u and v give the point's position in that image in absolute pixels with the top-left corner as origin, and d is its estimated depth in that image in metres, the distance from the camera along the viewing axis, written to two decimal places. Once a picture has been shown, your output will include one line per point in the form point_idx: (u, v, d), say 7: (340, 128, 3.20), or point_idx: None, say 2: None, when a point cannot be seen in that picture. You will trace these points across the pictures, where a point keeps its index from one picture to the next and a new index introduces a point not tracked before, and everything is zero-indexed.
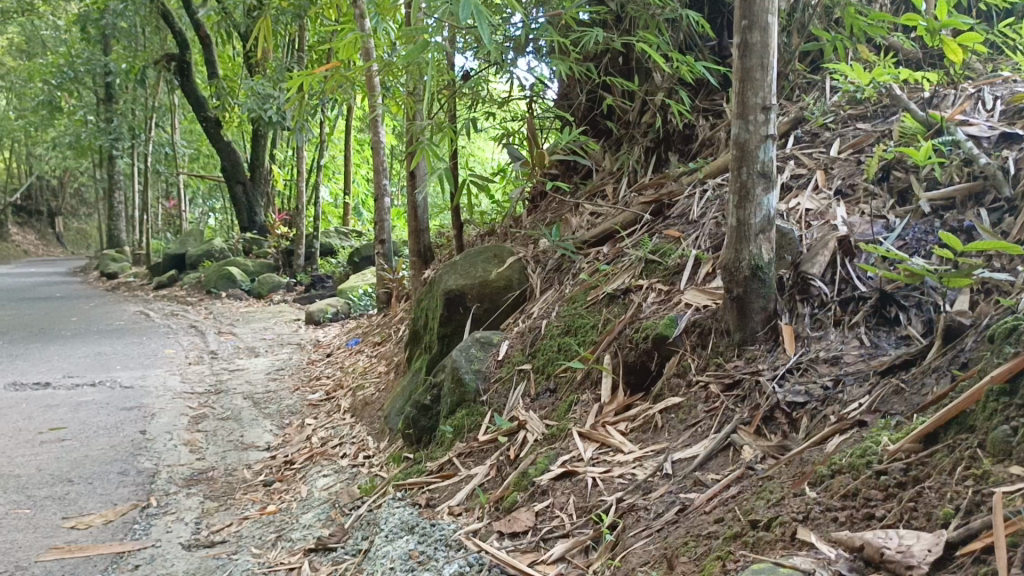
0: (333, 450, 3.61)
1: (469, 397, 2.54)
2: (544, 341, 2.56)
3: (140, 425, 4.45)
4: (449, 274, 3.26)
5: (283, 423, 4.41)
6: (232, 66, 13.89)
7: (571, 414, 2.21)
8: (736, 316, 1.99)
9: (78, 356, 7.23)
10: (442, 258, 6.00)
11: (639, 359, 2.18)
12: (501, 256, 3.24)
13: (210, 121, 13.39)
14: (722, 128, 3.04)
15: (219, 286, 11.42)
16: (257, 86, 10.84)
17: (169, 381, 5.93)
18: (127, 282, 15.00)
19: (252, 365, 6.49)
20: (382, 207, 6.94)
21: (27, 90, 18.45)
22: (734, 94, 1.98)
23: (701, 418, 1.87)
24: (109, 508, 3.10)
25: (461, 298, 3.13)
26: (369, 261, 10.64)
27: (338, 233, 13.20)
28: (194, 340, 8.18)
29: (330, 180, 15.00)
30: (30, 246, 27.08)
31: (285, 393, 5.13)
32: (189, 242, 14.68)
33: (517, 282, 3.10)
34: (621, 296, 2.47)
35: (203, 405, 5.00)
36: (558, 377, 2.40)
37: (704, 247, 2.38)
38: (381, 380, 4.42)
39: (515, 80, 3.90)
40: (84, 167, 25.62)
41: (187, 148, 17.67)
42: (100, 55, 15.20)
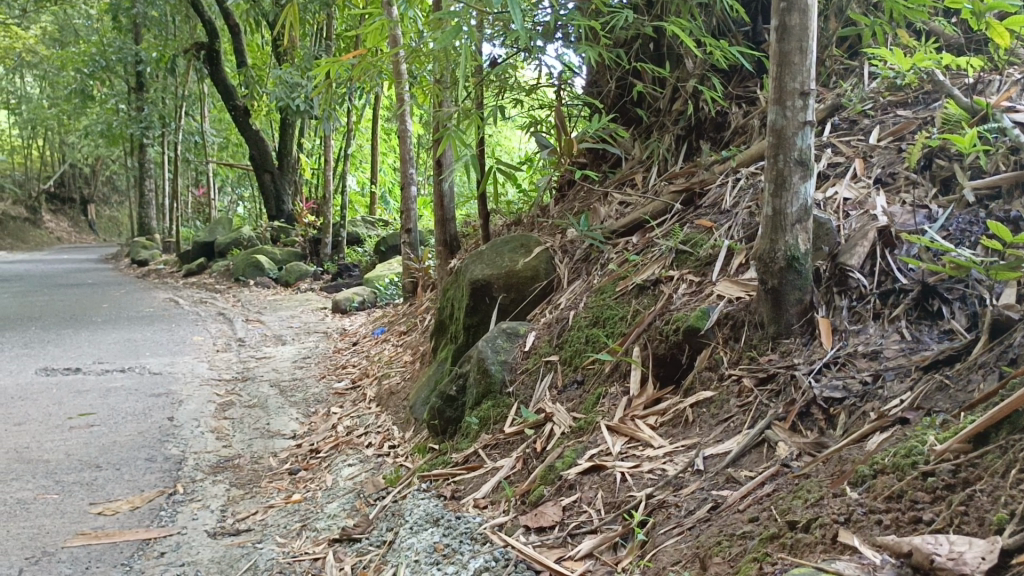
0: (358, 440, 3.60)
1: (495, 389, 2.51)
2: (571, 332, 2.52)
3: (167, 412, 4.48)
4: (476, 263, 3.23)
5: (309, 411, 4.41)
6: (261, 55, 13.94)
7: (599, 406, 2.16)
8: (770, 308, 1.93)
9: (108, 342, 7.31)
10: (468, 247, 5.97)
11: (669, 352, 2.13)
12: (528, 245, 3.20)
13: (239, 110, 13.46)
14: (756, 116, 2.97)
15: (247, 274, 11.49)
16: (285, 75, 10.86)
17: (197, 368, 5.97)
18: (157, 270, 15.15)
19: (279, 353, 6.52)
20: (409, 196, 6.92)
21: (60, 79, 18.68)
22: (771, 78, 1.91)
23: (734, 413, 1.82)
24: (135, 494, 3.12)
25: (487, 288, 3.09)
26: (396, 251, 10.65)
27: (365, 222, 13.22)
28: (222, 327, 8.24)
29: (357, 169, 15.03)
30: (64, 234, 27.48)
31: (311, 382, 5.14)
32: (218, 230, 14.79)
33: (544, 272, 3.06)
34: (651, 286, 2.41)
35: (230, 392, 5.02)
36: (586, 369, 2.36)
37: (738, 238, 2.32)
38: (407, 370, 4.40)
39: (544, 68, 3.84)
40: (116, 156, 25.93)
41: (216, 137, 17.80)
42: (131, 43, 15.33)
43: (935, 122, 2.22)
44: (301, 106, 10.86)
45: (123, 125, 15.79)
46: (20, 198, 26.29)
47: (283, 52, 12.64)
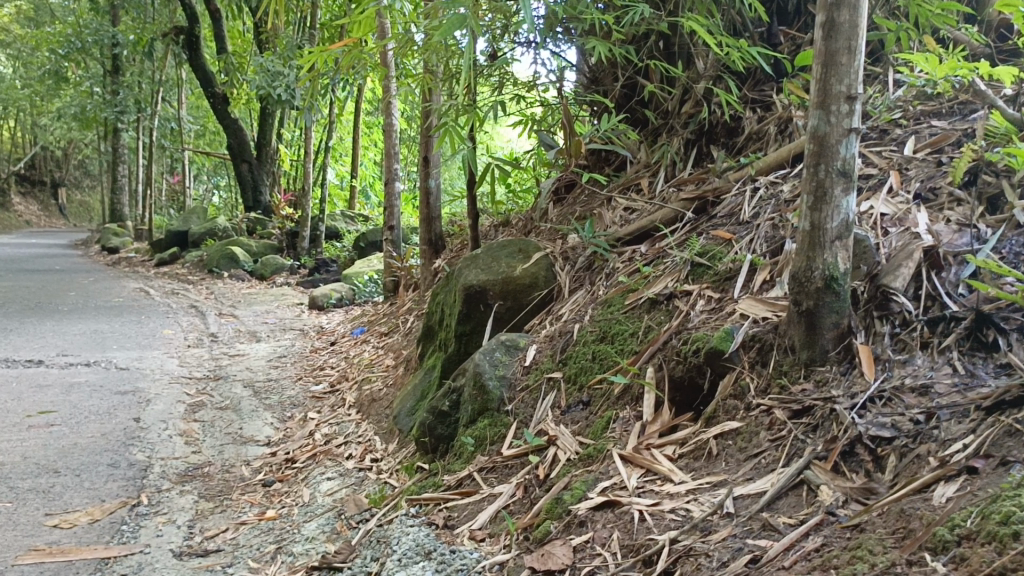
0: (337, 450, 3.39)
1: (492, 406, 2.32)
2: (575, 347, 2.34)
3: (133, 412, 4.24)
4: (470, 268, 3.04)
5: (285, 415, 4.19)
6: (242, 42, 13.64)
7: (609, 432, 1.98)
8: (804, 332, 1.76)
9: (73, 334, 7.01)
10: (454, 248, 5.77)
11: (687, 374, 1.96)
12: (526, 251, 3.01)
13: (218, 97, 13.14)
14: (773, 122, 2.82)
15: (221, 265, 11.19)
16: (267, 63, 10.58)
17: (167, 364, 5.71)
18: (128, 258, 14.76)
19: (253, 351, 6.27)
20: (393, 192, 6.71)
21: (34, 59, 18.21)
22: (813, 80, 1.74)
23: (764, 448, 1.64)
24: (95, 505, 2.89)
25: (482, 295, 2.90)
26: (376, 247, 10.43)
27: (344, 216, 12.96)
28: (194, 320, 7.96)
29: (337, 162, 14.77)
30: (33, 217, 26.95)
31: (287, 383, 4.91)
32: (193, 220, 14.44)
33: (544, 280, 2.88)
34: (665, 301, 2.24)
35: (201, 392, 4.78)
36: (593, 389, 2.18)
37: (760, 251, 2.16)
38: (389, 376, 4.20)
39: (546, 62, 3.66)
40: (89, 140, 25.42)
41: (193, 124, 17.44)
42: (107, 24, 14.92)
43: (977, 134, 2.07)
44: (282, 95, 10.59)
45: (97, 109, 15.37)
46: None
47: (264, 40, 12.34)
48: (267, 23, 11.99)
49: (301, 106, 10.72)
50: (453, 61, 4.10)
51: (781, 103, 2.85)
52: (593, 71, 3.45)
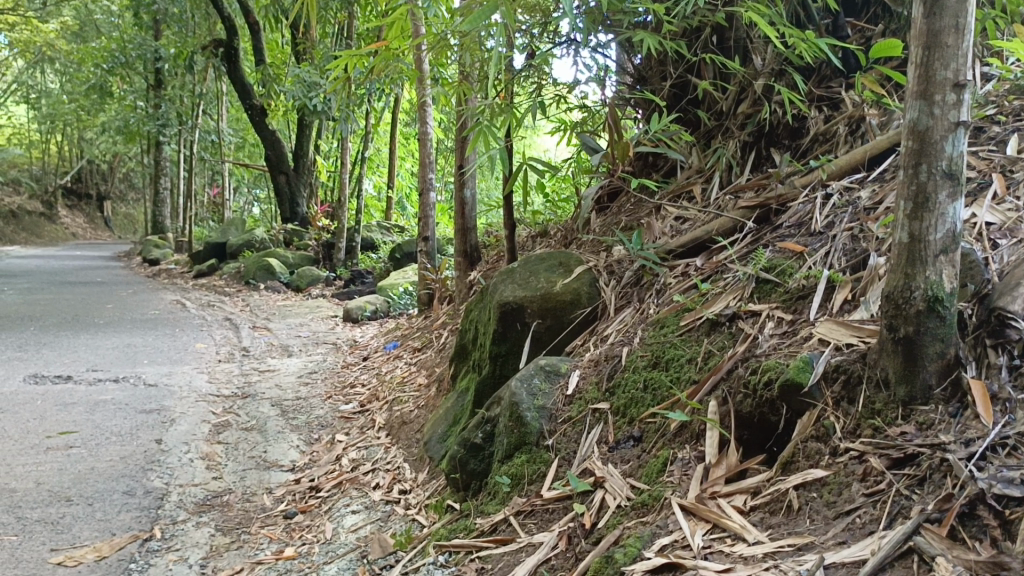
0: (364, 478, 3.16)
1: (530, 440, 2.07)
2: (624, 374, 2.08)
3: (155, 433, 4.06)
4: (506, 283, 2.79)
5: (311, 437, 3.98)
6: (280, 54, 13.62)
7: (666, 476, 1.72)
8: (901, 364, 1.48)
9: (106, 348, 6.91)
10: (490, 260, 5.55)
11: (757, 410, 1.69)
12: (567, 264, 2.76)
13: (256, 109, 13.12)
14: (842, 121, 2.56)
15: (257, 277, 11.11)
16: (303, 73, 10.49)
17: (195, 380, 5.55)
18: (167, 270, 14.80)
19: (284, 366, 6.09)
20: (427, 202, 6.51)
21: (79, 75, 18.48)
22: (912, 64, 1.46)
23: (858, 504, 1.37)
24: (104, 540, 2.69)
25: (519, 312, 2.66)
26: (411, 258, 10.25)
27: (380, 228, 12.82)
28: (227, 334, 7.84)
29: (374, 173, 14.67)
30: (79, 229, 27.46)
31: (316, 402, 4.71)
32: (231, 232, 14.43)
33: (586, 297, 2.62)
34: (727, 322, 1.97)
35: (227, 411, 4.59)
36: (645, 423, 1.92)
37: (839, 267, 1.88)
38: (421, 397, 3.97)
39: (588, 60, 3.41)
40: (133, 154, 25.78)
41: (233, 137, 17.51)
42: (149, 39, 15.03)
43: None
44: (318, 107, 10.48)
45: (138, 123, 15.48)
46: (35, 191, 26.10)
47: (302, 51, 12.29)
48: (305, 34, 11.93)
49: (337, 117, 10.61)
50: (489, 62, 3.87)
51: (852, 100, 2.58)
52: (642, 66, 3.17)
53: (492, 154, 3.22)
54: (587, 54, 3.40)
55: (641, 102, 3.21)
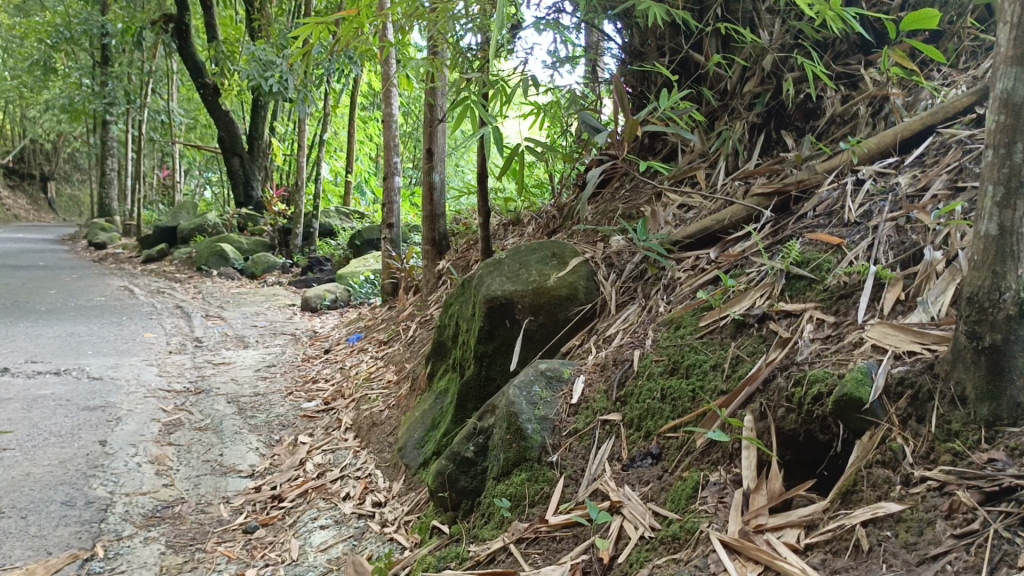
0: (333, 487, 2.89)
1: (532, 457, 1.82)
2: (637, 381, 1.83)
3: (100, 434, 3.72)
4: (493, 276, 2.54)
5: (272, 439, 3.68)
6: (234, 31, 13.11)
7: (699, 503, 1.48)
8: (984, 377, 1.26)
9: (46, 337, 6.48)
10: (459, 248, 5.32)
11: (803, 428, 1.46)
12: (560, 255, 2.51)
13: (209, 88, 12.61)
14: (862, 100, 2.35)
15: (210, 263, 10.66)
16: (259, 51, 10.06)
17: (144, 374, 5.19)
18: (114, 255, 14.21)
19: (240, 359, 5.76)
20: (392, 188, 6.21)
21: (21, 50, 17.66)
22: (1007, 23, 1.24)
23: (948, 548, 1.13)
24: (37, 561, 2.37)
25: (509, 309, 2.43)
26: (372, 246, 9.92)
27: (339, 214, 12.43)
28: (178, 323, 7.45)
29: (332, 158, 14.25)
30: (20, 212, 26.48)
31: (276, 399, 4.41)
32: (182, 215, 13.90)
33: (583, 291, 2.38)
34: (755, 323, 1.74)
35: (179, 409, 4.26)
36: (665, 439, 1.68)
37: (887, 261, 1.67)
38: (392, 396, 3.71)
39: (573, 32, 3.18)
40: (77, 133, 24.82)
41: (183, 118, 16.89)
42: (96, 13, 14.39)
43: None
44: (275, 87, 10.04)
45: (85, 100, 14.82)
46: None
47: (258, 29, 11.84)
48: (261, 11, 11.47)
49: (295, 97, 10.21)
50: (463, 36, 3.59)
51: (873, 78, 2.38)
52: (636, 41, 2.96)
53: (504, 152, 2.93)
54: (572, 26, 3.17)
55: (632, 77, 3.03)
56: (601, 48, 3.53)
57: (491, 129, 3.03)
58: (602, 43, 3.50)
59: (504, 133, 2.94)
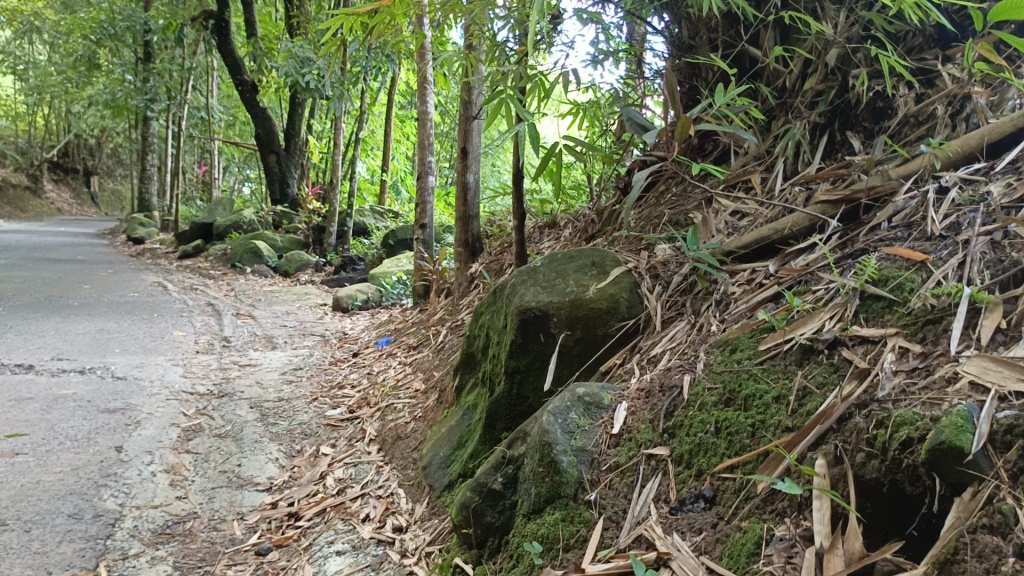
0: (352, 507, 2.72)
1: (566, 494, 1.62)
2: (687, 412, 1.62)
3: (117, 439, 3.59)
4: (527, 286, 2.36)
5: (293, 449, 3.53)
6: (273, 28, 13.08)
7: (761, 563, 1.26)
8: None
9: (76, 334, 6.42)
10: (493, 251, 5.17)
11: (887, 477, 1.24)
12: (601, 264, 2.31)
13: (246, 85, 12.59)
14: (940, 99, 2.11)
15: (244, 260, 10.61)
16: (296, 48, 9.97)
17: (169, 375, 5.08)
18: (151, 250, 14.26)
19: (267, 360, 5.63)
20: (425, 188, 6.05)
21: (66, 46, 17.86)
22: None
23: None
24: None
25: (543, 322, 2.24)
26: (406, 246, 9.79)
27: (373, 213, 12.31)
28: (208, 321, 7.37)
29: (368, 156, 14.17)
30: (63, 205, 26.86)
31: (300, 405, 4.27)
32: (218, 212, 13.91)
33: (625, 304, 2.18)
34: (825, 349, 1.53)
35: (200, 413, 4.13)
36: (719, 480, 1.47)
37: (982, 282, 1.43)
38: (418, 407, 3.54)
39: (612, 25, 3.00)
40: (119, 129, 25.11)
41: (222, 115, 16.95)
42: (139, 10, 14.47)
43: None
44: (312, 84, 9.95)
45: (126, 96, 14.91)
46: (20, 164, 25.38)
47: (296, 26, 11.77)
48: (300, 8, 11.40)
49: (331, 95, 10.11)
50: (500, 32, 3.42)
51: (952, 76, 2.15)
52: (685, 34, 2.75)
53: (544, 153, 2.73)
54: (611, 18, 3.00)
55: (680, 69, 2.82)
56: (644, 42, 3.32)
57: (529, 127, 2.83)
58: (645, 36, 3.29)
59: (547, 134, 2.73)
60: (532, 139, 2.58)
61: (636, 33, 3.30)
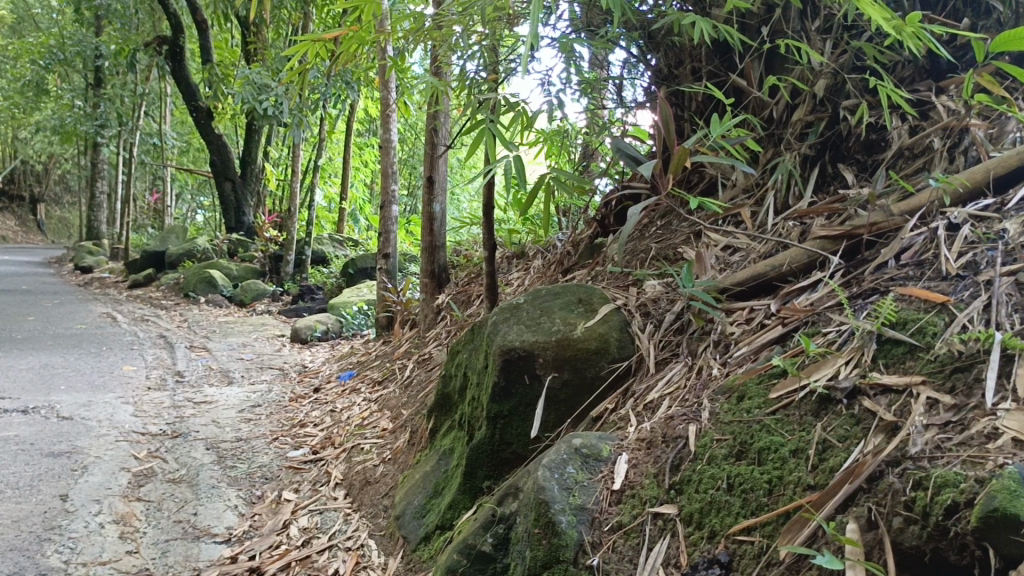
0: (319, 560, 2.54)
1: (566, 558, 1.48)
2: (695, 466, 1.50)
3: (62, 487, 3.35)
4: (509, 325, 2.24)
5: (253, 494, 3.33)
6: (230, 54, 12.87)
7: None
8: None
9: (18, 370, 6.11)
10: (460, 282, 5.07)
11: (929, 545, 1.12)
12: (588, 301, 2.20)
13: (201, 111, 12.33)
14: (935, 132, 2.05)
15: (198, 290, 10.31)
16: (253, 74, 9.77)
17: (119, 413, 4.83)
18: (100, 279, 13.84)
19: (223, 396, 5.40)
20: (388, 217, 5.90)
21: (14, 70, 17.39)
22: None
23: None
24: None
25: (528, 363, 2.12)
26: (366, 274, 9.60)
27: (332, 241, 12.09)
28: (161, 355, 7.09)
29: (327, 183, 13.98)
30: (9, 232, 26.04)
31: (259, 445, 4.06)
32: (171, 240, 13.57)
33: (615, 344, 2.06)
34: (845, 398, 1.42)
35: (153, 456, 3.91)
36: (734, 543, 1.34)
37: (1012, 326, 1.34)
38: (387, 448, 3.38)
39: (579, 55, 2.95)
40: (70, 154, 24.53)
41: (176, 141, 16.62)
42: (91, 35, 14.14)
43: None
44: (269, 111, 9.75)
45: (76, 122, 14.51)
46: None
47: (254, 52, 11.59)
48: (257, 34, 11.22)
49: (289, 122, 9.92)
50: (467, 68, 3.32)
51: (947, 107, 2.08)
52: (665, 63, 2.67)
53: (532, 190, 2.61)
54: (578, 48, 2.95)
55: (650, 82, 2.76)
56: (608, 68, 3.27)
57: (513, 159, 2.71)
58: (606, 60, 3.25)
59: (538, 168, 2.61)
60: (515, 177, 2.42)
61: (597, 60, 3.25)
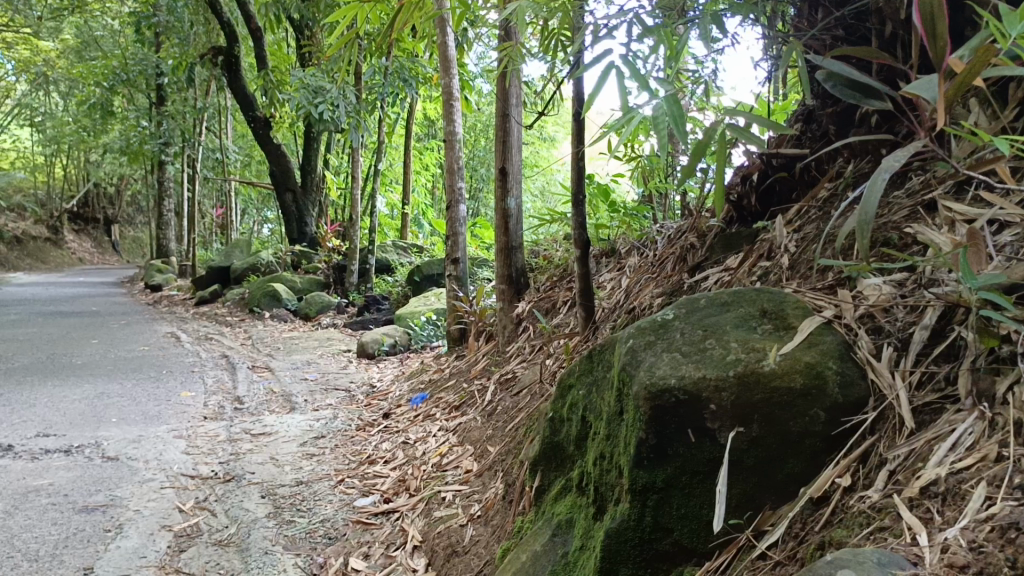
0: None
1: None
2: None
3: (88, 556, 2.76)
4: (656, 353, 1.52)
5: (312, 562, 2.68)
6: (286, 60, 12.42)
7: None
8: None
9: (70, 401, 5.63)
10: (542, 287, 4.37)
11: None
12: (777, 314, 1.49)
13: (259, 121, 11.90)
14: None
15: (262, 305, 9.87)
16: (307, 77, 9.21)
17: (169, 451, 4.27)
18: (168, 297, 13.58)
19: (285, 425, 4.82)
20: (456, 218, 5.21)
21: (79, 94, 17.33)
22: None
23: None
24: None
25: (694, 413, 1.40)
26: (433, 282, 8.99)
27: (396, 248, 11.51)
28: (221, 378, 6.56)
29: (388, 189, 13.46)
30: (85, 255, 26.49)
31: (321, 490, 3.43)
32: (236, 254, 13.22)
33: (837, 382, 1.33)
34: None
35: (200, 508, 3.31)
36: None
37: None
38: (476, 503, 2.70)
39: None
40: (137, 174, 24.62)
41: (237, 155, 16.30)
42: (150, 52, 13.85)
43: None
44: (326, 115, 9.12)
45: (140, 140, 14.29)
46: (40, 217, 25.00)
47: (310, 55, 11.06)
48: (311, 37, 10.70)
49: (347, 125, 9.35)
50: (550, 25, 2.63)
51: None
52: None
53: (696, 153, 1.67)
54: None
55: (805, 4, 2.10)
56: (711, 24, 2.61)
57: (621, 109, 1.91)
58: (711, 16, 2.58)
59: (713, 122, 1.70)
60: (677, 111, 1.54)
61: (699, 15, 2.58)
